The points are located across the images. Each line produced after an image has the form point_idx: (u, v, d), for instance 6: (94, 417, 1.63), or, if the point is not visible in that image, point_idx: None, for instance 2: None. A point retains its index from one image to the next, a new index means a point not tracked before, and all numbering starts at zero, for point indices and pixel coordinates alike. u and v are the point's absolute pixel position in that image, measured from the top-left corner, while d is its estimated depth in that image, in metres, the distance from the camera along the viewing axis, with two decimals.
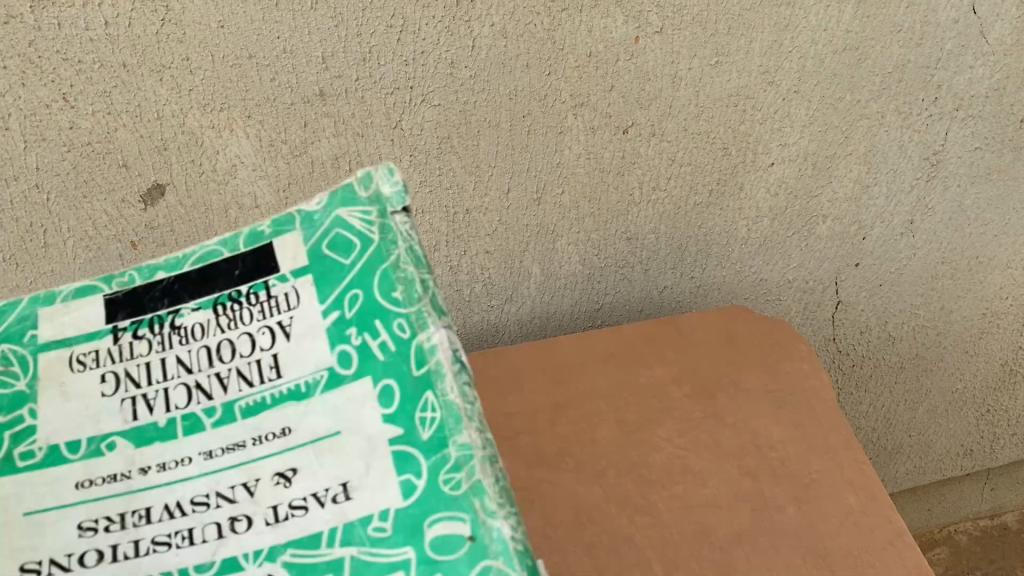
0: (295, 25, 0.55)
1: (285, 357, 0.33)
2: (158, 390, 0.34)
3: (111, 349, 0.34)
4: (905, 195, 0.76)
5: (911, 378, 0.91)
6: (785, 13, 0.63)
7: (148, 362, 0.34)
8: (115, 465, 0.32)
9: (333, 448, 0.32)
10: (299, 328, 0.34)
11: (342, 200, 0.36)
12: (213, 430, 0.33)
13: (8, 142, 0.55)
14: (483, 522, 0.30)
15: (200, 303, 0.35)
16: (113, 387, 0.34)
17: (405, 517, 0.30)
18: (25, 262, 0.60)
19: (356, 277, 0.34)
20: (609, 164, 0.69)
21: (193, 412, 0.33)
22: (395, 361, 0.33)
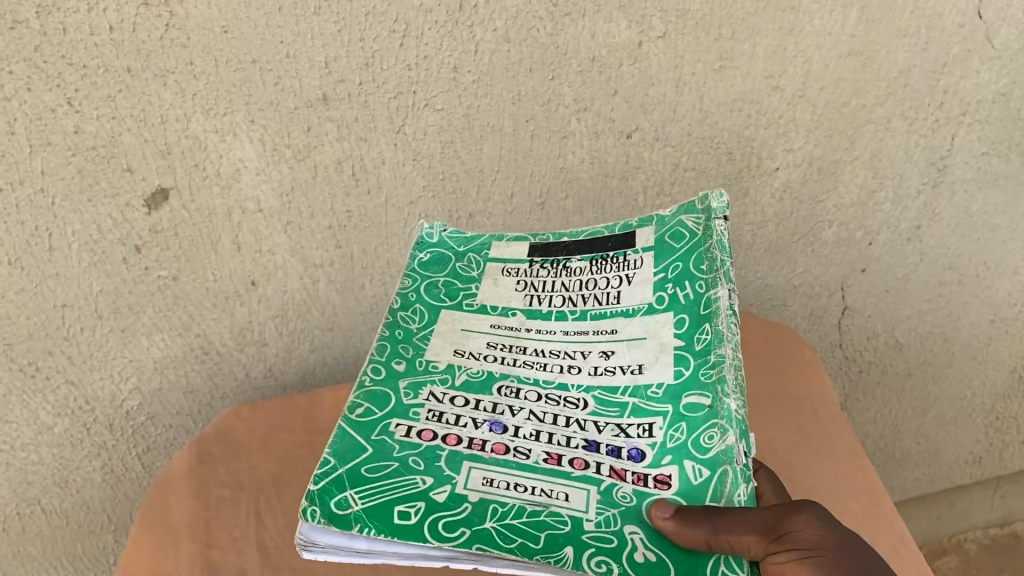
0: (298, 30, 0.56)
1: (625, 294, 0.44)
2: (557, 292, 0.46)
3: (532, 270, 0.48)
4: (911, 200, 0.76)
5: (919, 385, 0.91)
6: (789, 17, 0.63)
7: (548, 282, 0.47)
8: (521, 323, 0.45)
9: (652, 342, 0.41)
10: (638, 279, 0.44)
11: (682, 213, 0.47)
12: (580, 322, 0.43)
13: (13, 147, 0.55)
14: (731, 408, 0.37)
15: (584, 257, 0.47)
16: (527, 288, 0.47)
17: (698, 393, 0.38)
18: (31, 267, 0.60)
19: (680, 257, 0.44)
20: (613, 168, 0.69)
21: (582, 310, 0.44)
22: (695, 310, 0.42)
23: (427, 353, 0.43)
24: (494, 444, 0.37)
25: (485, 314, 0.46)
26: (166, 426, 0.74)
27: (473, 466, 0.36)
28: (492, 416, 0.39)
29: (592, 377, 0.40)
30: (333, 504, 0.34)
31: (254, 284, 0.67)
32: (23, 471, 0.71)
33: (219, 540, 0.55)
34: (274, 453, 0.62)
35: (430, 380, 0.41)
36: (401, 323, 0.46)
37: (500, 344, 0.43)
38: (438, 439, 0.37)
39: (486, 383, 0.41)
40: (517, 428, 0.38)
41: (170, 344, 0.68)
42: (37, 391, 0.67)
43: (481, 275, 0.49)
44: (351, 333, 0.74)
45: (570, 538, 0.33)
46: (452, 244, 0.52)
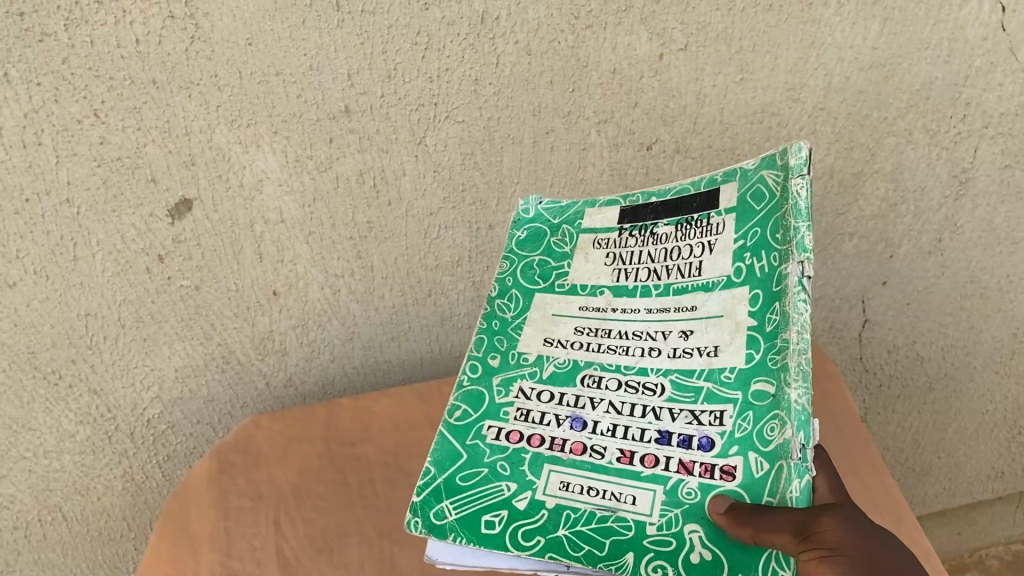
0: (321, 43, 0.56)
1: (707, 265, 0.38)
2: (641, 265, 0.40)
3: (621, 240, 0.42)
4: (933, 213, 0.75)
5: (940, 399, 0.90)
6: (810, 30, 0.63)
7: (631, 251, 0.41)
8: (607, 302, 0.40)
9: (729, 320, 0.36)
10: (720, 246, 0.38)
11: (765, 164, 0.38)
12: (662, 297, 0.38)
13: (41, 158, 0.55)
14: (795, 396, 0.32)
15: (671, 220, 0.40)
16: (614, 261, 0.42)
17: (765, 379, 0.33)
18: (56, 276, 0.61)
19: (758, 222, 0.37)
20: (633, 180, 0.69)
21: (665, 283, 0.39)
22: (769, 286, 0.35)
23: (521, 344, 0.41)
24: (573, 444, 0.35)
25: (571, 294, 0.42)
26: (187, 435, 0.74)
27: (552, 470, 0.35)
28: (573, 412, 0.37)
29: (670, 360, 0.36)
30: (431, 513, 0.35)
31: (275, 294, 0.68)
32: (45, 478, 0.71)
33: (238, 549, 0.56)
34: (293, 463, 0.62)
35: (521, 374, 0.40)
36: (497, 312, 0.44)
37: (586, 330, 0.40)
38: (524, 440, 0.37)
39: (570, 374, 0.38)
40: (597, 425, 0.36)
41: (191, 353, 0.69)
42: (60, 399, 0.67)
43: (574, 249, 0.44)
44: (370, 343, 0.74)
45: (632, 544, 0.32)
46: (548, 217, 0.47)
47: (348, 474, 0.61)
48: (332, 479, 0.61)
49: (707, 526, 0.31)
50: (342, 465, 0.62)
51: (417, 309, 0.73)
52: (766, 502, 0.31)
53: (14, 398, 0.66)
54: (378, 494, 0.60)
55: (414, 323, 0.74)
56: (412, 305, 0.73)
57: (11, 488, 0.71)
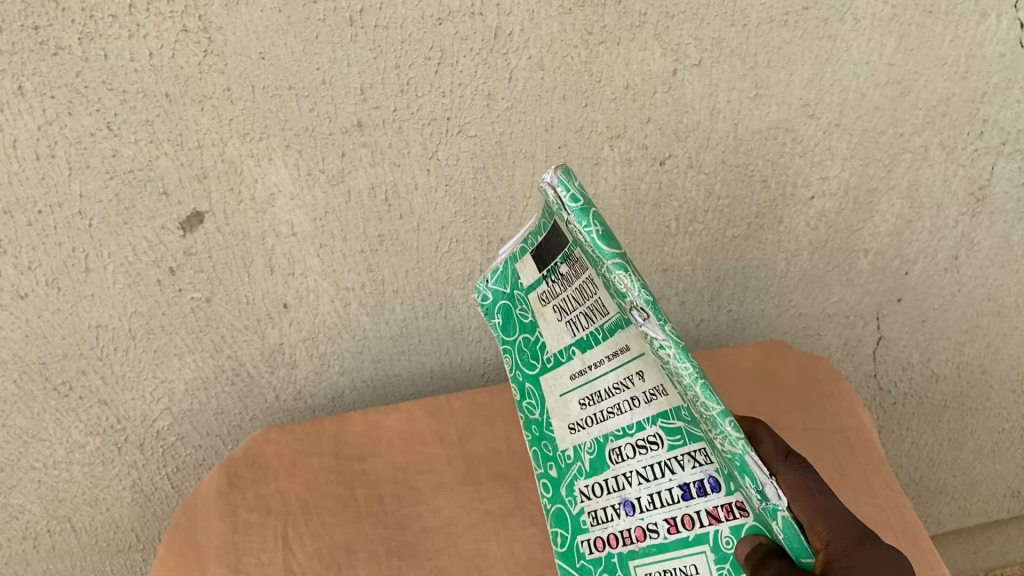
0: (334, 57, 0.56)
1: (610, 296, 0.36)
2: (578, 309, 0.38)
3: (549, 289, 0.39)
4: (949, 230, 0.74)
5: (955, 417, 0.89)
6: (826, 46, 0.62)
7: (565, 300, 0.38)
8: (584, 362, 0.38)
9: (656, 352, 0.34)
10: None
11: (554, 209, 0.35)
12: (609, 343, 0.37)
13: (54, 170, 0.56)
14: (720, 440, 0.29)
15: (562, 258, 0.38)
16: (563, 315, 0.39)
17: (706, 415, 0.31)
18: (67, 287, 0.61)
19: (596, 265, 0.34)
20: (646, 195, 0.68)
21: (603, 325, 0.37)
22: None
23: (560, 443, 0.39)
24: (635, 533, 0.35)
25: (560, 367, 0.40)
26: (196, 447, 0.74)
27: (637, 565, 0.35)
28: (620, 495, 0.36)
29: (649, 407, 0.35)
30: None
31: (286, 307, 0.68)
32: (55, 489, 0.72)
33: (246, 566, 0.56)
34: (302, 477, 0.62)
35: (573, 474, 0.38)
36: (529, 417, 0.41)
37: (586, 401, 0.38)
38: (607, 544, 0.36)
39: (600, 454, 0.37)
40: (640, 501, 0.35)
41: (201, 365, 0.69)
42: (70, 410, 0.67)
43: (534, 317, 0.40)
44: (380, 356, 0.74)
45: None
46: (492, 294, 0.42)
47: (357, 489, 0.61)
48: (340, 494, 0.61)
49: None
50: (350, 480, 0.62)
51: (427, 322, 0.73)
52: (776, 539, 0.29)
53: (25, 409, 0.66)
54: (387, 511, 0.59)
55: (424, 337, 0.74)
56: (422, 319, 0.72)
57: (21, 498, 0.71)
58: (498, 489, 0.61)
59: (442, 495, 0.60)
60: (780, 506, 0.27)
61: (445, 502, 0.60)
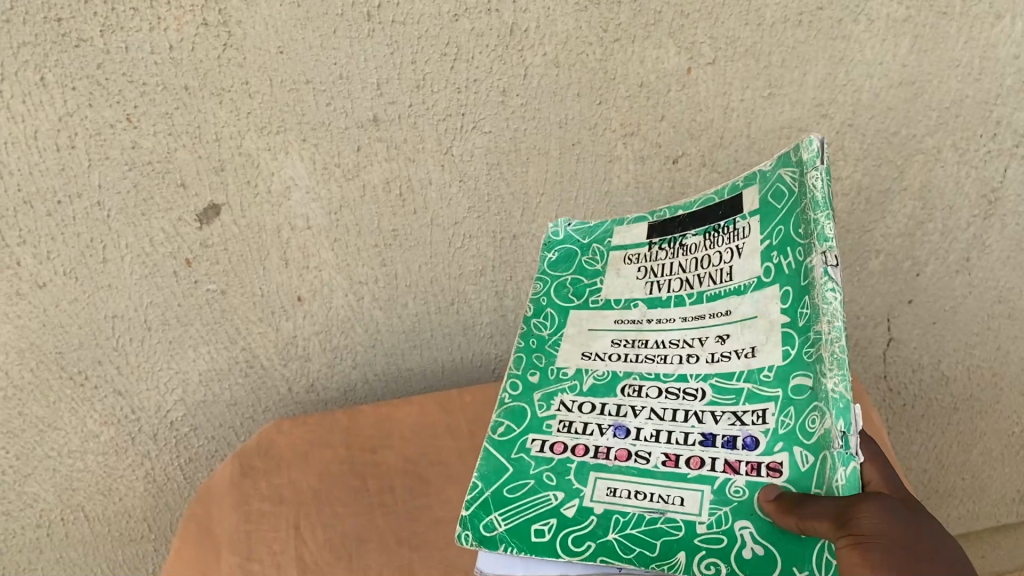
0: (351, 52, 0.57)
1: (737, 267, 0.38)
2: (674, 274, 0.40)
3: (653, 254, 0.42)
4: (961, 232, 0.74)
5: (965, 419, 0.89)
6: (840, 46, 0.63)
7: (664, 264, 0.41)
8: (642, 313, 0.41)
9: (761, 320, 0.36)
10: (748, 249, 0.38)
11: (782, 163, 0.38)
12: (697, 306, 0.38)
13: (74, 161, 0.56)
14: (829, 387, 0.32)
15: (698, 230, 0.41)
16: (647, 275, 0.42)
17: (803, 373, 0.33)
18: (85, 277, 0.62)
19: (781, 221, 0.37)
20: (658, 194, 0.68)
21: (698, 291, 0.39)
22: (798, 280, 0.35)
23: (557, 359, 0.42)
24: (617, 452, 0.36)
25: (606, 308, 0.42)
26: (209, 438, 0.74)
27: (598, 477, 0.35)
28: (616, 421, 0.37)
29: (709, 365, 0.36)
30: (480, 527, 0.36)
31: (300, 300, 0.68)
32: (69, 478, 0.72)
33: (258, 554, 0.56)
34: (315, 468, 0.62)
35: (561, 389, 0.40)
36: (533, 331, 0.44)
37: (623, 341, 0.40)
38: (568, 451, 0.37)
39: (610, 385, 0.39)
40: (639, 431, 0.36)
41: (216, 357, 0.69)
42: (86, 399, 0.68)
43: (606, 267, 0.44)
44: (392, 350, 0.74)
45: (682, 545, 0.32)
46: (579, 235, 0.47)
47: (369, 480, 0.61)
48: (352, 485, 0.61)
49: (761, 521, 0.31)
50: (362, 471, 0.62)
51: (440, 317, 0.73)
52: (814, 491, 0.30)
53: (41, 397, 0.67)
54: (398, 502, 0.60)
55: (436, 332, 0.74)
56: (435, 313, 0.73)
57: (36, 486, 0.72)
58: None
59: (453, 487, 0.61)
60: (855, 457, 0.30)
61: (456, 494, 0.60)
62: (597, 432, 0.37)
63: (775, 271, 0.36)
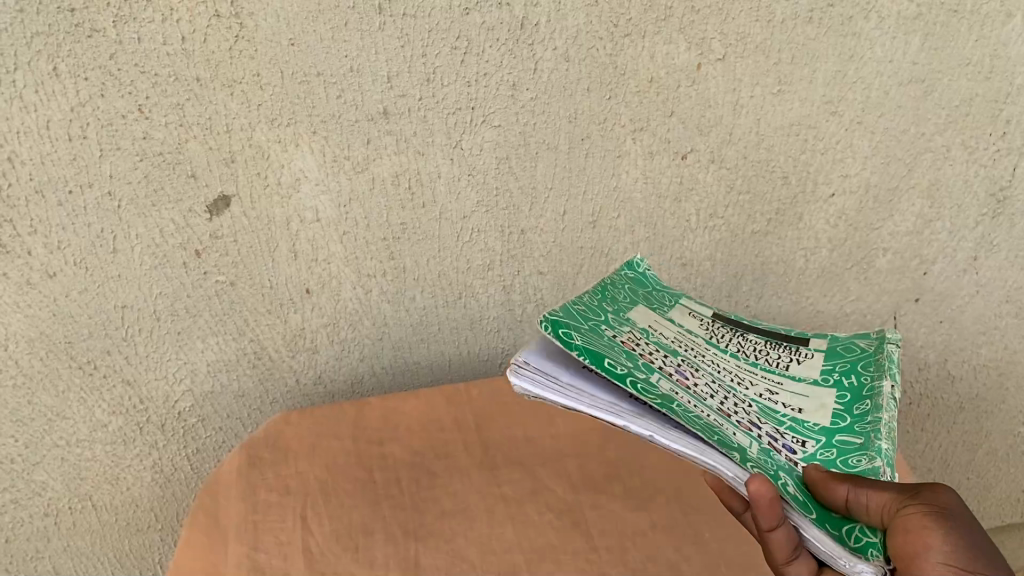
0: (362, 45, 0.57)
1: (797, 368, 0.52)
2: (732, 341, 0.54)
3: (716, 321, 0.56)
4: (969, 231, 0.74)
5: (970, 419, 0.89)
6: (850, 43, 0.63)
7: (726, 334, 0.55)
8: (703, 339, 0.53)
9: (814, 400, 0.49)
10: (808, 364, 0.53)
11: (864, 338, 0.57)
12: (753, 367, 0.51)
13: (86, 151, 0.57)
14: (881, 447, 0.45)
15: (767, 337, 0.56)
16: (709, 328, 0.55)
17: (850, 436, 0.46)
18: (95, 267, 0.62)
19: (848, 360, 0.54)
20: (667, 189, 0.68)
21: (755, 360, 0.52)
22: (857, 391, 0.50)
23: (627, 312, 0.52)
24: (681, 376, 0.44)
25: (667, 320, 0.53)
26: (216, 429, 0.75)
27: (666, 376, 0.42)
28: (678, 364, 0.46)
29: (760, 397, 0.48)
30: (559, 330, 0.41)
31: (308, 292, 0.68)
32: (77, 467, 0.73)
33: (265, 544, 0.56)
34: (322, 460, 0.63)
35: (631, 325, 0.49)
36: (608, 289, 0.54)
37: (686, 340, 0.51)
38: (638, 350, 0.45)
39: (672, 348, 0.48)
40: (697, 380, 0.45)
41: (224, 348, 0.70)
42: (95, 389, 0.69)
43: (673, 307, 0.57)
44: (399, 344, 0.75)
45: (739, 451, 0.39)
46: (653, 280, 0.60)
47: (375, 472, 0.62)
48: (359, 477, 0.61)
49: (797, 480, 0.41)
50: (369, 463, 0.63)
51: (447, 311, 0.73)
52: None
53: (50, 387, 0.67)
54: (404, 494, 0.60)
55: (444, 326, 0.74)
56: (442, 307, 0.73)
57: (44, 475, 0.72)
58: (514, 476, 0.61)
59: (458, 479, 0.61)
60: None
61: (461, 486, 0.61)
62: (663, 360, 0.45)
63: (828, 381, 0.51)
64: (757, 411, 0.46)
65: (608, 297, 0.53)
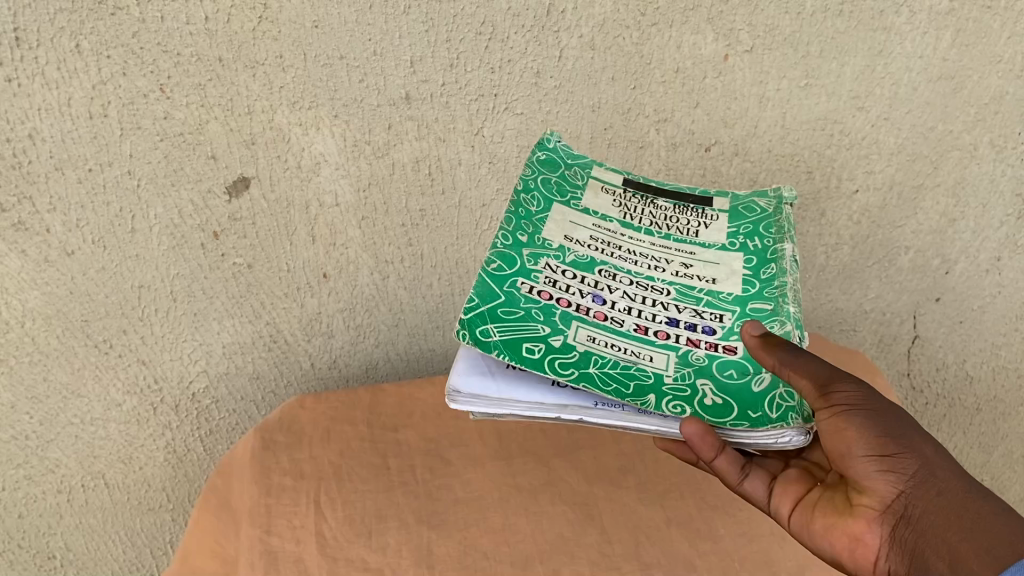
0: (386, 29, 0.56)
1: (703, 231, 0.50)
2: (643, 214, 0.51)
3: (626, 198, 0.51)
4: (993, 231, 0.73)
5: (987, 421, 0.88)
6: (880, 37, 0.62)
7: (635, 206, 0.51)
8: (617, 228, 0.49)
9: (725, 267, 0.47)
10: (715, 225, 0.50)
11: (757, 195, 0.53)
12: (664, 241, 0.49)
13: (107, 129, 0.56)
14: (789, 310, 0.45)
15: (667, 201, 0.52)
16: (621, 207, 0.51)
17: (760, 302, 0.45)
18: (112, 246, 0.62)
19: (751, 223, 0.50)
20: (689, 181, 0.67)
21: (665, 233, 0.49)
22: (764, 254, 0.48)
23: (544, 233, 0.47)
24: (596, 312, 0.43)
25: (584, 213, 0.49)
26: (230, 411, 0.75)
27: (581, 326, 0.42)
28: (593, 290, 0.44)
29: (673, 276, 0.46)
30: (477, 331, 0.41)
31: (325, 276, 0.68)
32: (91, 445, 0.73)
33: (278, 527, 0.56)
34: (336, 444, 0.63)
35: (547, 253, 0.46)
36: (522, 204, 0.49)
37: (601, 239, 0.48)
38: (555, 299, 0.43)
39: (589, 262, 0.46)
40: (614, 304, 0.44)
41: (240, 330, 0.70)
42: (109, 367, 0.69)
43: (585, 185, 0.52)
44: (415, 330, 0.74)
45: (654, 388, 0.40)
46: (563, 155, 0.54)
47: (389, 459, 0.62)
48: (373, 463, 0.61)
49: (719, 381, 0.41)
50: (383, 450, 0.62)
51: (464, 299, 0.73)
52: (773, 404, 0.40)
53: (65, 364, 0.67)
54: (418, 482, 0.60)
55: (460, 314, 0.74)
56: (459, 295, 0.72)
57: (58, 452, 0.73)
58: (528, 466, 0.61)
59: (472, 468, 0.61)
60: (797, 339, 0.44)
61: (475, 475, 0.60)
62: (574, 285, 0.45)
63: (732, 243, 0.49)
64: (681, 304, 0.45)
65: (523, 215, 0.48)
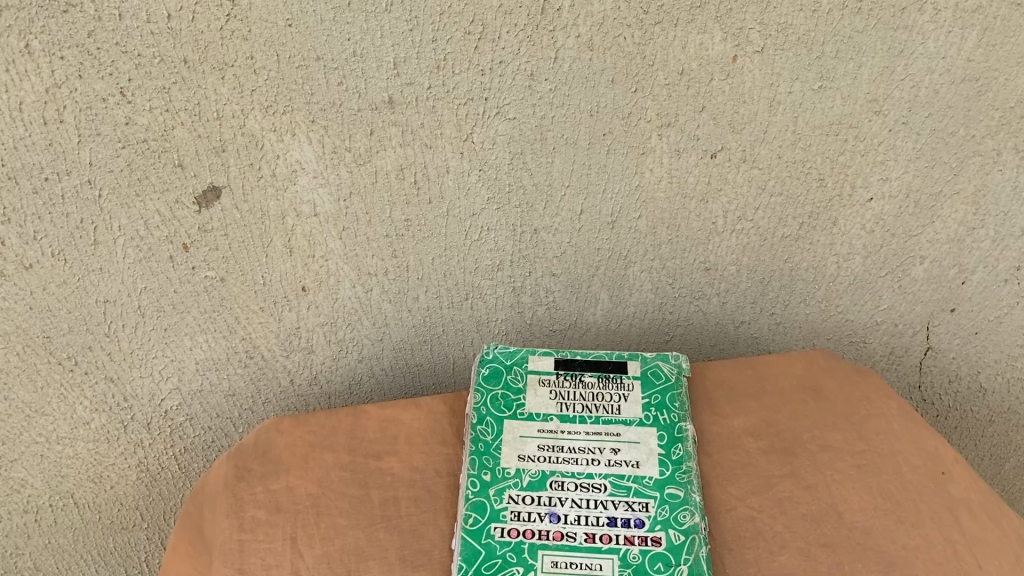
0: (366, 27, 0.51)
1: (624, 406, 0.58)
2: (576, 401, 0.58)
3: (559, 381, 0.59)
4: (1014, 239, 0.68)
5: (1000, 434, 0.84)
6: (901, 37, 0.56)
7: (568, 392, 0.59)
8: (558, 426, 0.57)
9: (635, 434, 0.56)
10: (632, 397, 0.58)
11: (660, 358, 0.61)
12: (595, 425, 0.57)
13: (63, 136, 0.52)
14: (697, 500, 0.53)
15: (593, 374, 0.60)
16: (557, 397, 0.59)
17: (679, 445, 0.56)
18: (73, 260, 0.58)
19: (659, 391, 0.59)
20: (692, 189, 0.63)
21: (595, 415, 0.57)
22: (672, 430, 0.57)
23: (502, 461, 0.55)
24: (552, 533, 0.51)
25: (530, 420, 0.57)
26: (205, 428, 0.71)
27: (545, 554, 0.50)
28: (549, 508, 0.53)
29: (607, 467, 0.55)
30: None
31: (304, 289, 0.64)
32: (58, 464, 0.70)
33: (252, 567, 0.53)
34: (316, 472, 0.58)
35: (508, 484, 0.54)
36: (479, 436, 0.57)
37: (548, 447, 0.56)
38: (522, 535, 0.51)
39: (541, 480, 0.54)
40: (567, 517, 0.52)
41: (214, 346, 0.66)
42: (76, 385, 0.65)
43: (525, 386, 0.59)
44: (401, 345, 0.70)
45: None
46: (503, 360, 0.61)
47: (372, 490, 0.57)
48: (354, 494, 0.56)
49: None
50: (365, 479, 0.57)
51: (453, 313, 0.69)
52: (686, 558, 0.50)
53: (27, 382, 0.63)
54: (402, 516, 0.55)
55: (449, 327, 0.70)
56: (447, 308, 0.68)
57: (23, 471, 0.69)
58: None
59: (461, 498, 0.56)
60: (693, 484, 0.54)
61: None
62: (541, 497, 0.53)
63: (647, 417, 0.57)
64: (605, 527, 0.52)
65: (484, 449, 0.56)
